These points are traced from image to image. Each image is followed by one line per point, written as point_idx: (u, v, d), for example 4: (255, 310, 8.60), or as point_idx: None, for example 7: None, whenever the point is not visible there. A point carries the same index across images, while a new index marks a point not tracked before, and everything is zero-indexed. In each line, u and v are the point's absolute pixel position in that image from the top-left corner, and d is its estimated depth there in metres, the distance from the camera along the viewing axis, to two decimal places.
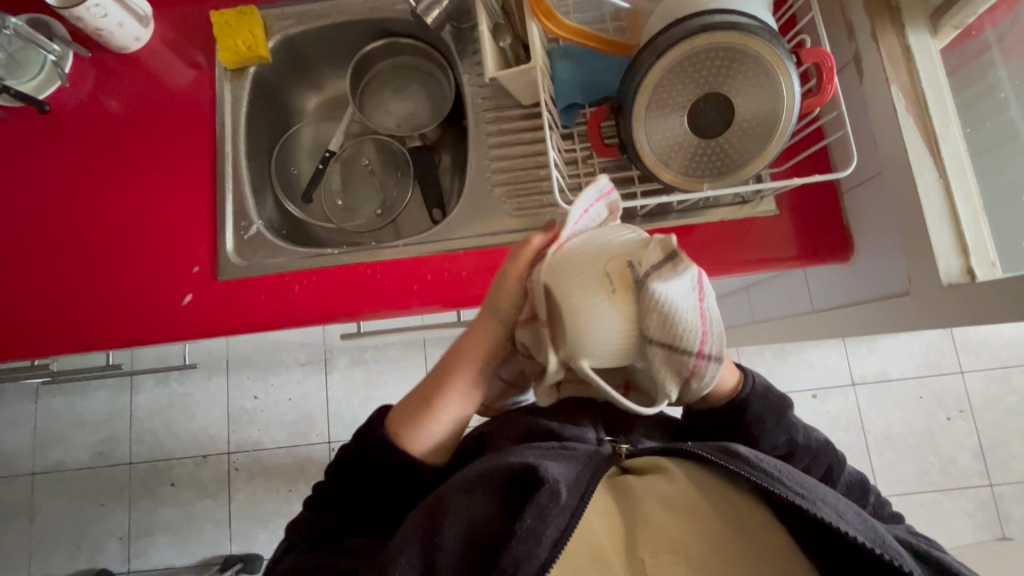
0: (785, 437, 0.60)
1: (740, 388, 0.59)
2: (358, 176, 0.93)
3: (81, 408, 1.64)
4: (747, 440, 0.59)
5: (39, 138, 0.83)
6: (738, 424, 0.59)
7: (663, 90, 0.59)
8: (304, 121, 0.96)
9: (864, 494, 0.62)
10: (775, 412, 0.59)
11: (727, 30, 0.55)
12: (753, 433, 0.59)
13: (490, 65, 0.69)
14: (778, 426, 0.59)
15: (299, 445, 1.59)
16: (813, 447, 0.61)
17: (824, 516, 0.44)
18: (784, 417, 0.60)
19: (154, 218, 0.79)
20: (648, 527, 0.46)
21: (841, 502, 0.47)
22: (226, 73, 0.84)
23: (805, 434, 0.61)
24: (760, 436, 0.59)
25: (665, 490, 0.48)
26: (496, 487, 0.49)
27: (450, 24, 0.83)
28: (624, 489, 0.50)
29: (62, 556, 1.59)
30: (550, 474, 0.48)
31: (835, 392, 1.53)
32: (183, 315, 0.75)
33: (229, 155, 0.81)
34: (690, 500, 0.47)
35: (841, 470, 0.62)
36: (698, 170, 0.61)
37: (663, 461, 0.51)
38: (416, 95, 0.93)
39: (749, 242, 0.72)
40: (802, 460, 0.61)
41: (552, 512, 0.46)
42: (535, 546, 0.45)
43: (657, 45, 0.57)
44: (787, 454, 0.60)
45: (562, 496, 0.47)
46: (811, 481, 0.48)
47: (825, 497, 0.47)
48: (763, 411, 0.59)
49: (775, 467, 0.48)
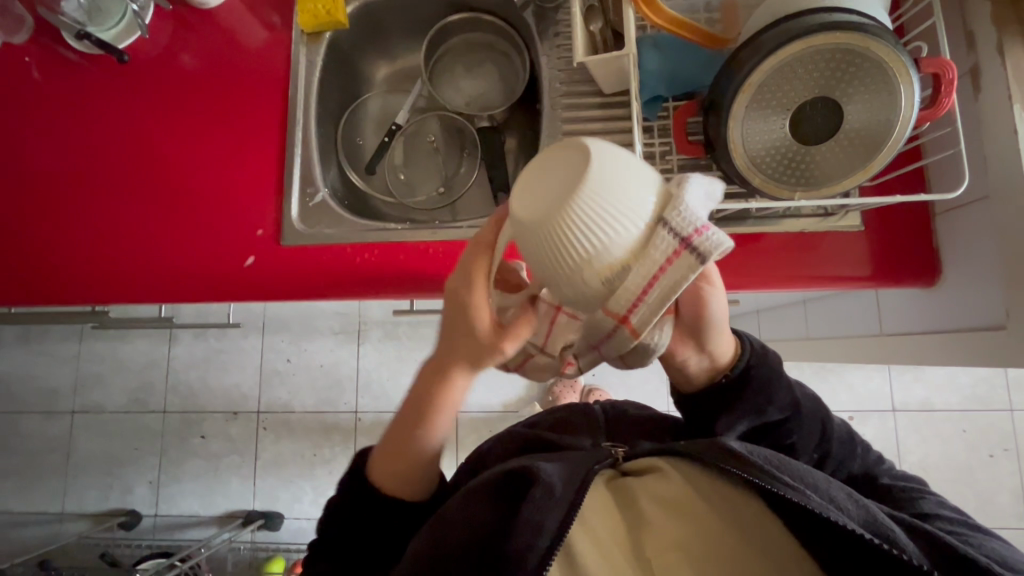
0: (790, 395, 0.56)
1: (738, 357, 0.56)
2: (420, 151, 0.91)
3: (121, 353, 1.69)
4: (754, 409, 0.55)
5: (113, 88, 0.83)
6: (737, 397, 0.55)
7: (766, 90, 0.55)
8: (372, 92, 0.94)
9: (858, 451, 0.59)
10: (777, 375, 0.56)
11: (847, 31, 0.51)
12: (760, 400, 0.55)
13: (578, 48, 0.65)
14: (780, 388, 0.56)
15: (326, 411, 1.62)
16: (812, 405, 0.58)
17: (813, 505, 0.42)
18: (784, 379, 0.56)
19: (219, 179, 0.78)
20: (649, 528, 0.45)
21: (832, 486, 0.45)
22: (303, 37, 0.83)
23: (806, 397, 0.58)
24: (768, 402, 0.55)
25: (661, 490, 0.47)
26: (492, 487, 0.51)
27: (533, 5, 0.81)
28: (624, 490, 0.49)
29: (95, 494, 1.66)
30: (542, 472, 0.49)
31: (874, 415, 1.48)
32: (246, 279, 0.75)
33: (299, 120, 0.80)
34: (685, 499, 0.46)
35: (835, 425, 0.58)
36: (792, 178, 0.58)
37: (661, 462, 0.50)
38: (488, 75, 0.91)
39: (824, 256, 0.70)
40: (805, 426, 0.56)
41: (549, 505, 0.46)
42: (536, 538, 0.45)
43: (766, 43, 0.53)
44: (793, 416, 0.56)
45: (556, 489, 0.48)
46: (802, 468, 0.46)
47: (816, 484, 0.45)
48: (766, 375, 0.55)
49: (767, 459, 0.46)
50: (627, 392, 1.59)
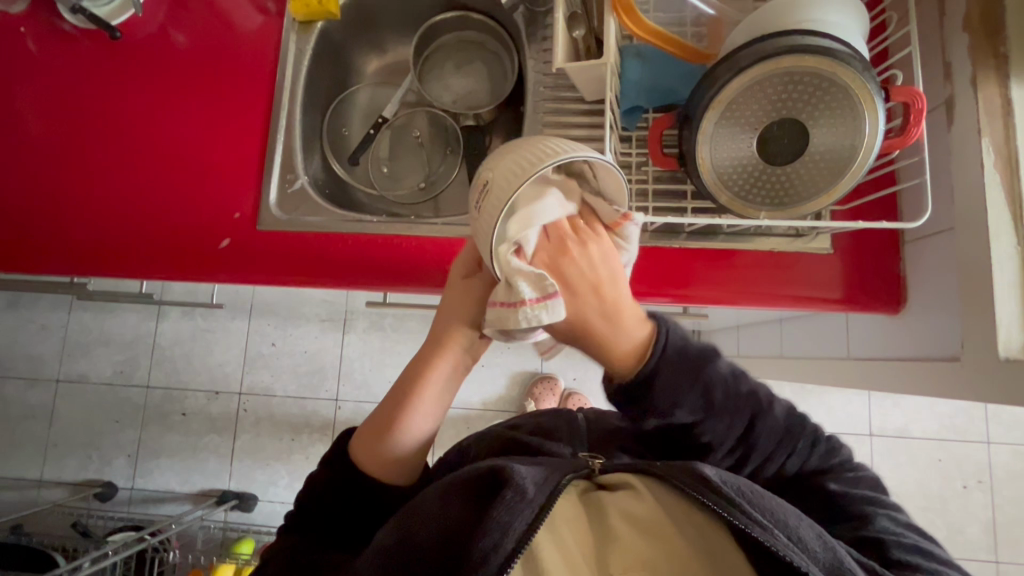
0: (705, 394, 0.49)
1: (649, 347, 0.47)
2: (406, 146, 0.92)
3: (108, 326, 1.71)
4: (655, 413, 0.48)
5: (106, 64, 0.84)
6: (641, 401, 0.48)
7: (736, 107, 0.56)
8: (363, 84, 0.94)
9: (795, 446, 0.55)
10: (688, 373, 0.48)
11: (793, 55, 0.52)
12: (662, 406, 0.48)
13: (559, 55, 0.65)
14: (691, 390, 0.48)
15: (307, 397, 1.63)
16: (732, 401, 0.51)
17: (781, 549, 0.41)
18: (701, 375, 0.49)
19: (202, 159, 0.79)
20: (615, 544, 0.43)
21: (802, 524, 0.44)
22: (294, 25, 0.83)
23: (726, 393, 0.50)
24: (674, 405, 0.48)
25: (632, 507, 0.45)
26: (464, 488, 0.48)
27: (524, 6, 0.81)
28: (595, 503, 0.47)
29: (73, 463, 1.67)
30: (517, 472, 0.47)
31: (849, 438, 1.48)
32: (222, 258, 0.76)
33: (284, 107, 0.80)
34: (657, 521, 0.44)
35: (772, 415, 0.53)
36: (757, 197, 0.58)
37: (632, 479, 0.48)
38: (477, 73, 0.90)
39: (792, 277, 0.70)
40: (720, 423, 0.51)
41: (519, 506, 0.44)
42: (503, 538, 0.43)
43: (738, 61, 0.54)
44: (704, 418, 0.50)
45: (529, 491, 0.45)
46: (775, 503, 0.45)
47: (786, 521, 0.44)
48: (674, 376, 0.48)
49: (739, 491, 0.44)
50: (606, 398, 1.60)
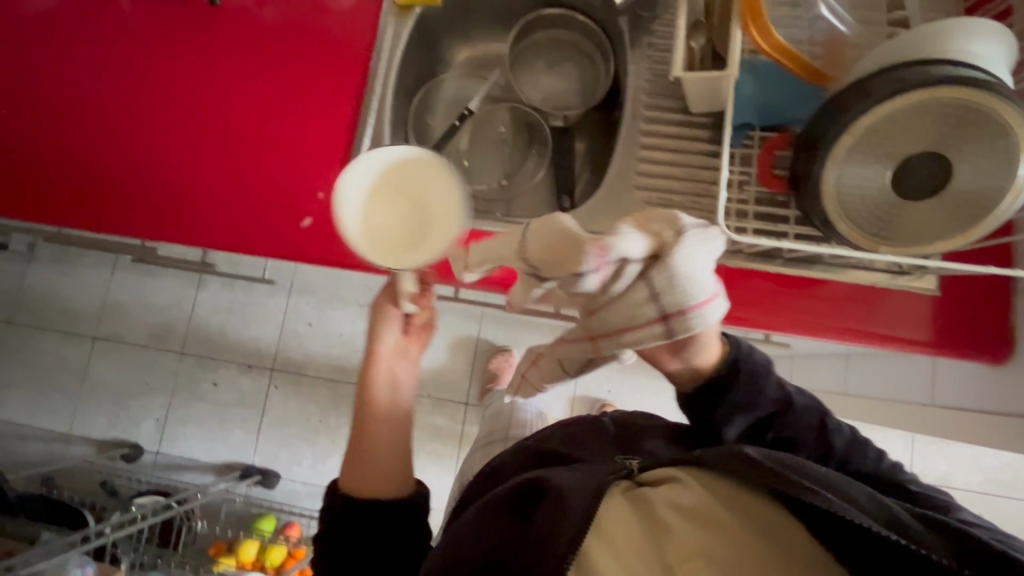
0: (780, 390, 0.58)
1: (725, 352, 0.57)
2: (487, 140, 0.89)
3: (148, 289, 1.71)
4: (746, 403, 0.57)
5: (199, 31, 0.83)
6: (724, 394, 0.57)
7: (872, 134, 0.53)
8: (450, 73, 0.92)
9: (866, 452, 0.57)
10: (760, 372, 0.57)
11: (905, 94, 0.50)
12: (746, 397, 0.56)
13: (678, 63, 0.63)
14: (769, 382, 0.57)
15: (339, 381, 1.62)
16: (805, 401, 0.59)
17: (841, 511, 0.38)
18: (770, 375, 0.58)
19: (289, 136, 0.78)
20: (669, 536, 0.40)
21: (851, 485, 0.42)
22: (393, 9, 0.82)
23: (795, 391, 0.59)
24: (757, 396, 0.57)
25: (679, 497, 0.43)
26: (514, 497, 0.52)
27: (629, 13, 0.78)
28: (642, 500, 0.44)
29: (102, 421, 1.68)
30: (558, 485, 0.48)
31: None
32: (302, 237, 0.75)
33: (376, 91, 0.79)
34: (707, 507, 0.41)
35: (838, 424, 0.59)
36: (878, 230, 0.56)
37: (677, 471, 0.46)
38: (567, 75, 0.88)
39: (882, 313, 0.69)
40: (799, 421, 0.57)
41: (565, 514, 0.44)
42: (553, 545, 0.42)
43: (881, 87, 0.51)
44: (783, 409, 0.58)
45: (570, 496, 0.47)
46: (820, 469, 0.43)
47: (834, 484, 0.41)
48: (750, 372, 0.57)
49: (781, 461, 0.43)
50: None
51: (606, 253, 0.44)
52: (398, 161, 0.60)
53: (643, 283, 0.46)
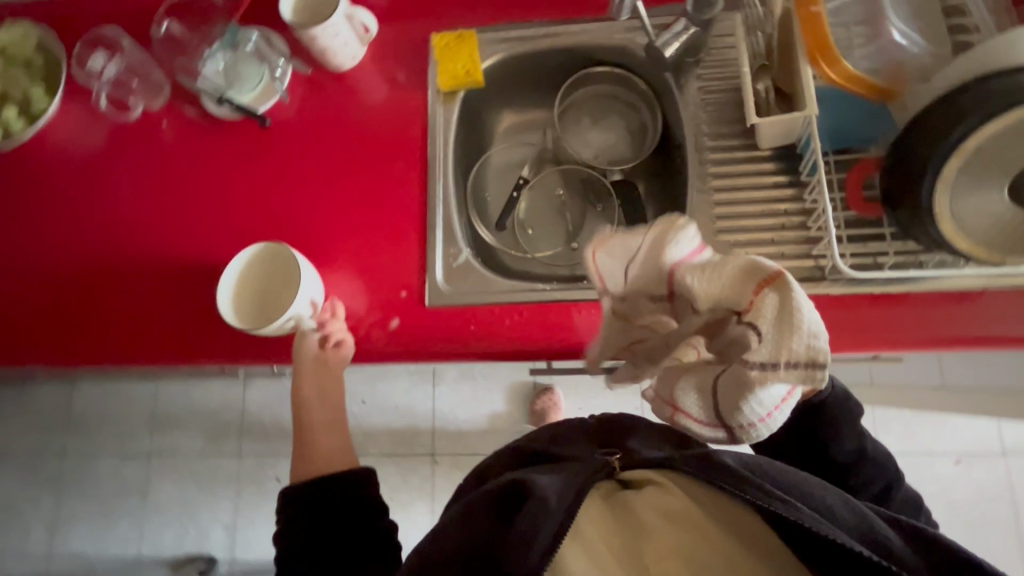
0: (858, 441, 0.61)
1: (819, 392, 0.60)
2: (548, 204, 0.90)
3: (197, 395, 1.70)
4: (822, 443, 0.61)
5: (251, 150, 0.84)
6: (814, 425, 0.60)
7: (982, 153, 0.53)
8: (496, 145, 0.92)
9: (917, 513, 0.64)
10: (847, 418, 0.60)
11: (1015, 110, 0.50)
12: (829, 438, 0.60)
13: (752, 110, 0.65)
14: (850, 432, 0.61)
15: (402, 454, 1.59)
16: (879, 458, 0.63)
17: (811, 523, 0.40)
18: (857, 425, 0.61)
19: (363, 239, 0.78)
20: (649, 538, 0.41)
21: (829, 496, 0.45)
22: (438, 96, 0.83)
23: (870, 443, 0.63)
24: (836, 442, 0.61)
25: (666, 501, 0.43)
26: (488, 501, 0.47)
27: (672, 71, 0.79)
28: (624, 503, 0.44)
29: (171, 538, 1.64)
30: (539, 485, 0.45)
31: (983, 458, 1.38)
32: (392, 342, 0.74)
33: (439, 180, 0.79)
34: (691, 513, 0.42)
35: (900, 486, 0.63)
36: (1000, 241, 0.56)
37: (656, 473, 0.45)
38: (615, 128, 0.90)
39: (993, 316, 0.68)
40: (868, 470, 0.62)
41: (542, 516, 0.42)
42: (528, 551, 0.40)
43: (989, 107, 0.50)
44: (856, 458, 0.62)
45: (551, 500, 0.43)
46: (796, 479, 0.46)
47: (810, 496, 0.45)
48: (837, 416, 0.60)
49: (763, 473, 0.45)
50: None
51: (725, 283, 0.45)
52: (238, 271, 0.74)
53: (741, 365, 0.43)
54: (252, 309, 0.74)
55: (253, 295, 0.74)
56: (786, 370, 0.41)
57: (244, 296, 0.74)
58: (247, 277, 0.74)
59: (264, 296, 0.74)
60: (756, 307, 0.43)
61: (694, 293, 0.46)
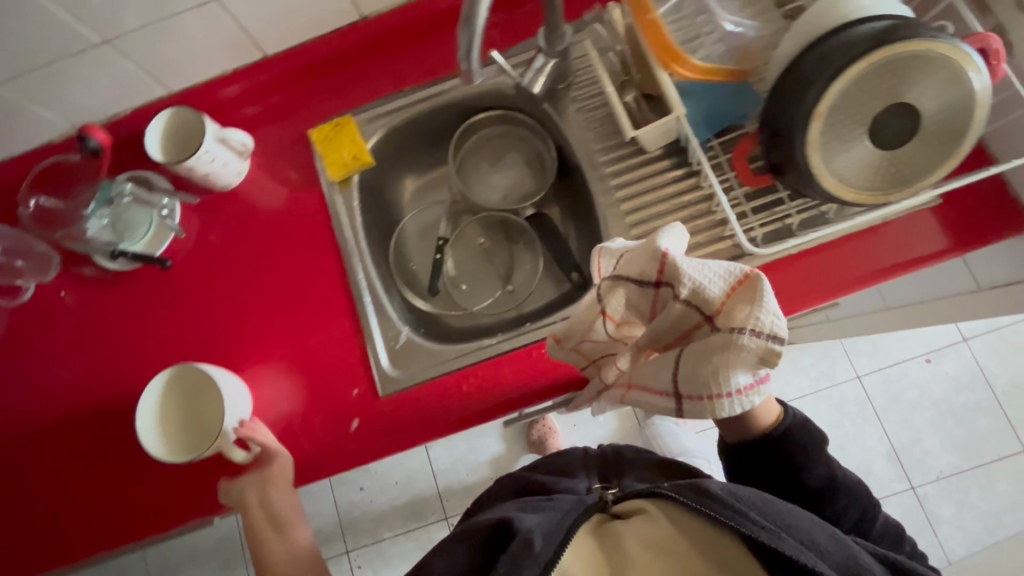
0: (827, 468, 0.58)
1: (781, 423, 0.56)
2: (474, 255, 0.90)
3: (189, 539, 1.60)
4: (792, 473, 0.57)
5: (159, 295, 0.81)
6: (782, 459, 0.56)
7: (838, 110, 0.56)
8: (406, 212, 0.92)
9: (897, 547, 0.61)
10: (814, 445, 0.57)
11: (851, 67, 0.53)
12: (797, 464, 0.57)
13: (627, 124, 0.68)
14: (820, 461, 0.57)
15: (417, 528, 1.54)
16: (852, 488, 0.59)
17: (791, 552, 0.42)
18: (824, 451, 0.57)
19: (299, 350, 0.76)
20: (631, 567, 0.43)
21: (815, 527, 0.46)
22: (333, 186, 0.82)
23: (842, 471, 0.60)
24: (805, 468, 0.57)
25: (651, 533, 0.45)
26: (477, 541, 0.49)
27: (547, 102, 0.83)
28: (609, 534, 0.47)
29: None
30: (523, 526, 0.47)
31: (947, 351, 1.45)
32: (354, 445, 0.72)
33: (358, 268, 0.78)
34: (675, 540, 0.45)
35: (877, 512, 0.61)
36: (879, 182, 0.59)
37: (647, 504, 0.48)
38: (514, 165, 0.91)
39: (901, 241, 0.72)
40: (840, 498, 0.59)
41: (524, 558, 0.44)
42: None
43: (828, 69, 0.54)
44: (827, 487, 0.58)
45: (536, 541, 0.46)
46: (785, 509, 0.45)
47: (799, 526, 0.45)
48: (802, 444, 0.56)
49: (752, 505, 0.45)
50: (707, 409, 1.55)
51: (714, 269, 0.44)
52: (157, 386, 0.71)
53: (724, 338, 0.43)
54: (171, 428, 0.70)
55: (170, 412, 0.71)
56: (750, 337, 0.42)
57: (167, 406, 0.71)
58: (171, 395, 0.71)
59: (182, 419, 0.71)
60: (744, 297, 0.43)
61: (681, 284, 0.45)
